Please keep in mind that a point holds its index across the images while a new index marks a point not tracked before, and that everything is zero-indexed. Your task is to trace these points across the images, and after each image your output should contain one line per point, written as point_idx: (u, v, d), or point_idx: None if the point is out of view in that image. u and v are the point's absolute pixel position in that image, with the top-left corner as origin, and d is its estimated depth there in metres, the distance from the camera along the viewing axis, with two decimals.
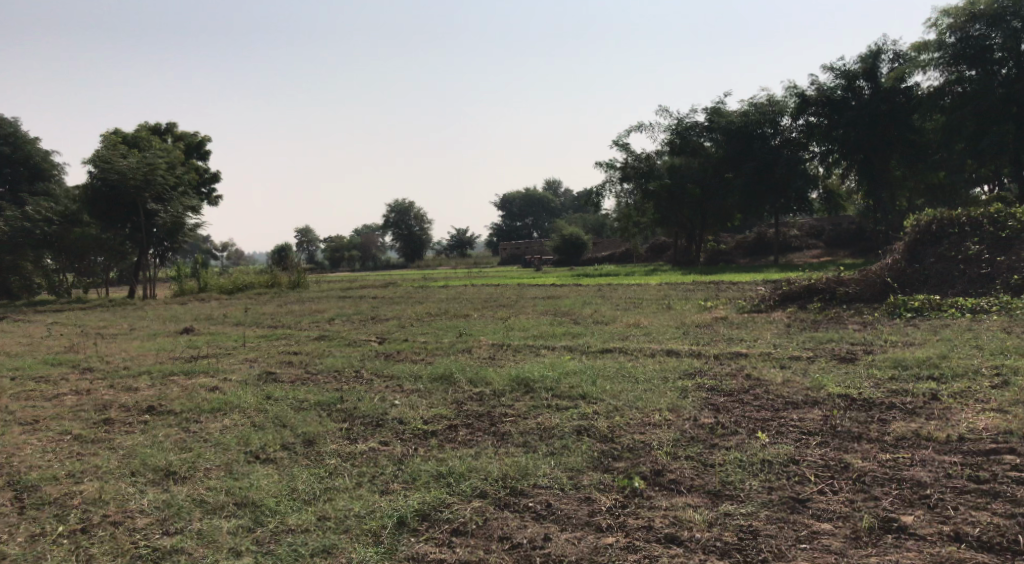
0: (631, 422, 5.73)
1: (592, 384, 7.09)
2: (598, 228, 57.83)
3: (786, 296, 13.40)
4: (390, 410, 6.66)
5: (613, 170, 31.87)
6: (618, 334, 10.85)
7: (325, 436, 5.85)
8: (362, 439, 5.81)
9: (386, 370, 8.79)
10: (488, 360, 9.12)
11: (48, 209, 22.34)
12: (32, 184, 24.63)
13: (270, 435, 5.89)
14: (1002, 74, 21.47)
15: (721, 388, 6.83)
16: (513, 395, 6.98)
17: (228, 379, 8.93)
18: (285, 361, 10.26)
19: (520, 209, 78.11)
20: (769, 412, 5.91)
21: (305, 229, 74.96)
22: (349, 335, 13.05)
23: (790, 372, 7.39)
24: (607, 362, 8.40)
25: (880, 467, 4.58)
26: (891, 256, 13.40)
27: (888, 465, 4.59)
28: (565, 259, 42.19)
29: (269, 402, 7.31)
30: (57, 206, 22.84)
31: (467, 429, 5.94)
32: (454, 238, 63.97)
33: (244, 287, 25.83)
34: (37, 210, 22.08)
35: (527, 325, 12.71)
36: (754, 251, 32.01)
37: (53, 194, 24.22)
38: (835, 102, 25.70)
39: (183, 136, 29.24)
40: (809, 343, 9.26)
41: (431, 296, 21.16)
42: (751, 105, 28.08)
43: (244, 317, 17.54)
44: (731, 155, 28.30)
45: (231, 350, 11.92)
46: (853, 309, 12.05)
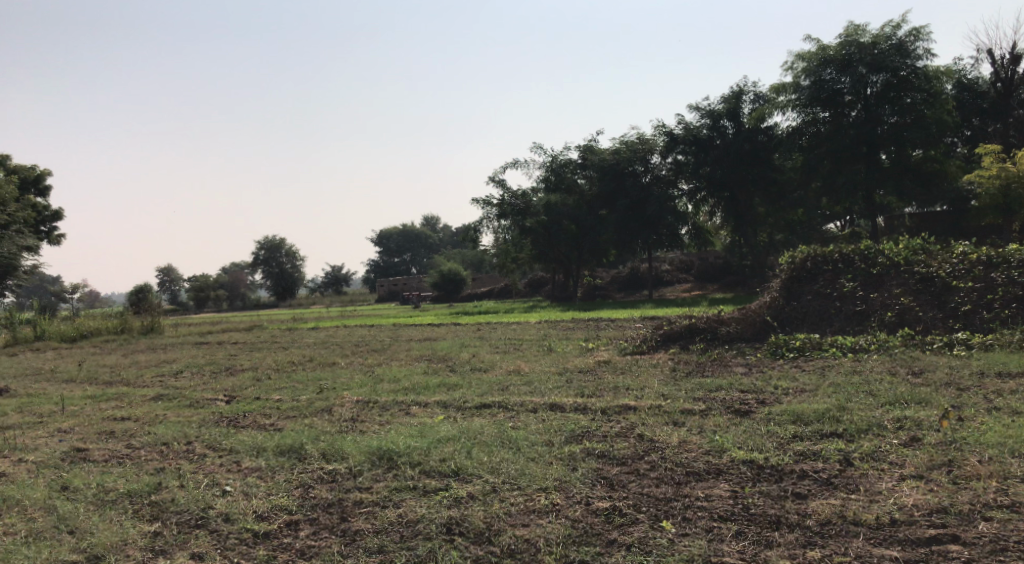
0: (512, 508, 4.77)
1: (467, 456, 6.05)
2: (477, 263, 57.15)
3: (667, 336, 12.95)
4: (215, 501, 5.38)
5: (490, 206, 31.28)
6: (498, 384, 9.87)
7: (118, 549, 4.57)
8: (169, 552, 4.57)
9: (225, 441, 7.39)
10: (350, 424, 7.86)
11: None
12: None
13: (42, 552, 4.56)
14: (852, 117, 22.48)
15: (612, 454, 5.98)
16: (371, 473, 5.85)
17: (24, 460, 7.27)
18: (105, 430, 8.57)
19: (397, 244, 76.30)
20: (670, 487, 5.10)
21: (167, 269, 70.21)
22: (193, 393, 11.41)
23: (685, 430, 6.65)
24: (484, 423, 7.36)
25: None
26: (769, 293, 13.19)
27: None
28: (443, 296, 41.17)
29: (62, 495, 5.83)
30: None
31: (311, 529, 4.79)
32: (329, 275, 61.63)
33: (87, 334, 23.10)
34: None
35: (399, 375, 11.49)
36: (629, 286, 32.20)
37: None
38: (701, 140, 26.30)
39: (16, 171, 26.29)
40: (700, 392, 8.61)
41: (298, 340, 19.47)
42: (622, 143, 28.35)
43: (77, 373, 15.30)
44: (604, 192, 28.41)
45: (45, 417, 10.00)
46: (736, 350, 11.70)
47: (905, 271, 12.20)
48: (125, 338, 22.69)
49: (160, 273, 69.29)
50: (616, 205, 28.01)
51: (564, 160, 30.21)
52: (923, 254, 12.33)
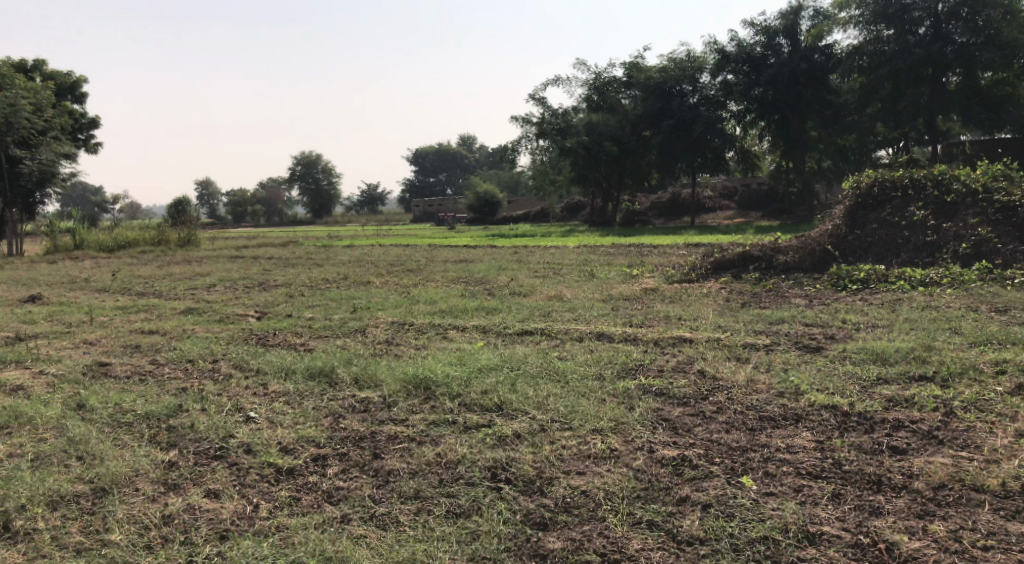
0: (565, 452, 4.25)
1: (511, 389, 5.49)
2: (514, 185, 56.37)
3: (718, 264, 12.19)
4: (237, 430, 4.91)
5: (529, 125, 30.14)
6: (540, 308, 9.32)
7: (128, 482, 4.12)
8: (180, 487, 4.10)
9: (253, 361, 6.94)
10: (384, 347, 7.38)
11: None
12: None
13: (45, 480, 4.10)
14: (919, 34, 20.75)
15: (673, 393, 5.37)
16: (407, 404, 5.33)
17: (44, 371, 6.88)
18: (132, 343, 8.16)
19: (433, 164, 75.43)
20: (743, 435, 4.53)
21: (205, 182, 70.30)
22: (224, 308, 11.02)
23: (751, 368, 6.01)
24: (527, 351, 6.81)
25: (945, 555, 3.32)
26: (831, 221, 12.26)
27: (950, 549, 3.34)
28: (479, 218, 40.47)
29: (77, 414, 5.36)
30: None
31: (339, 467, 4.30)
32: (365, 193, 61.25)
33: (125, 245, 22.96)
34: None
35: (434, 297, 10.95)
36: (669, 211, 31.21)
37: None
38: (754, 59, 24.71)
39: (54, 76, 25.75)
40: (760, 324, 7.92)
41: (333, 257, 19.04)
42: (670, 61, 26.76)
43: (111, 283, 15.06)
44: (649, 112, 27.10)
45: (72, 326, 9.66)
46: (793, 280, 10.89)
47: (984, 199, 11.18)
48: (163, 250, 22.52)
49: (199, 187, 69.31)
50: (661, 127, 26.73)
51: (609, 77, 28.83)
52: (1004, 181, 11.29)
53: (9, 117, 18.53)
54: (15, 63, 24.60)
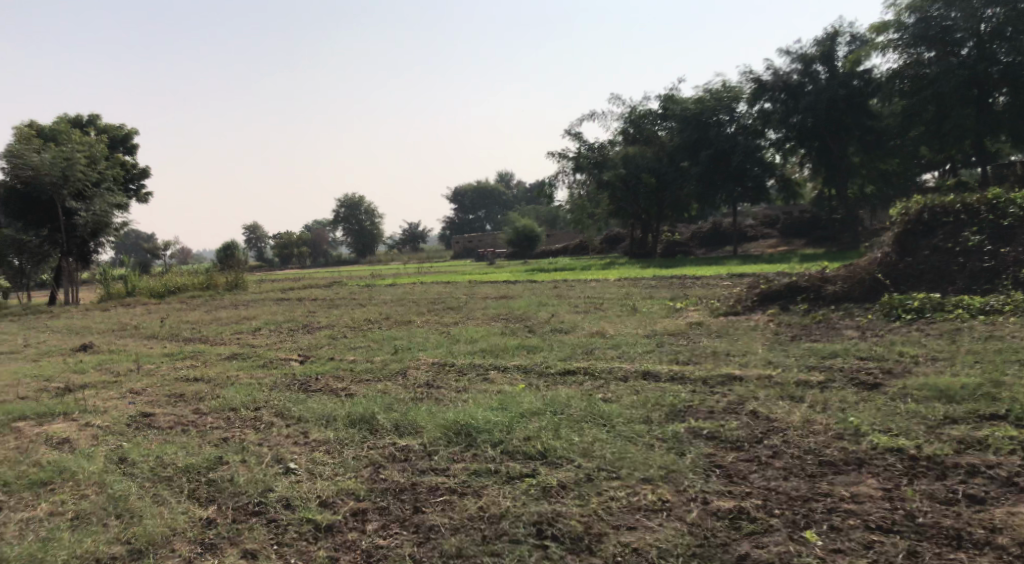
0: (613, 504, 4.21)
1: (554, 435, 5.29)
2: (554, 219, 56.40)
3: (765, 296, 11.88)
4: (275, 483, 4.80)
5: (566, 160, 30.16)
6: (582, 346, 9.12)
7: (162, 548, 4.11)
8: (215, 552, 4.08)
9: (294, 408, 6.85)
10: (425, 391, 7.24)
11: None
12: None
13: (81, 547, 4.09)
14: (962, 56, 20.25)
15: (725, 436, 5.12)
16: (448, 453, 5.18)
17: (90, 423, 6.89)
18: (177, 392, 8.16)
19: (472, 201, 75.99)
20: (803, 482, 4.31)
21: (252, 226, 71.82)
22: (268, 352, 11.02)
23: (807, 407, 5.71)
24: (570, 393, 6.59)
25: None
26: (881, 249, 11.83)
27: None
28: (519, 253, 40.47)
29: (119, 468, 5.31)
30: None
31: (379, 522, 4.29)
32: (406, 232, 61.86)
33: (174, 290, 23.40)
34: None
35: (476, 336, 10.82)
36: (712, 241, 30.82)
37: None
38: (791, 87, 24.36)
39: (107, 130, 26.63)
40: (813, 359, 7.60)
41: (376, 297, 19.10)
42: (706, 91, 26.66)
43: (159, 329, 15.29)
44: (686, 143, 26.88)
45: (120, 375, 9.75)
46: (844, 311, 10.52)
47: None
48: (209, 294, 22.89)
49: (246, 231, 70.86)
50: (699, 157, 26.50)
51: (644, 110, 28.79)
52: None
53: (64, 171, 19.14)
54: (70, 118, 25.52)
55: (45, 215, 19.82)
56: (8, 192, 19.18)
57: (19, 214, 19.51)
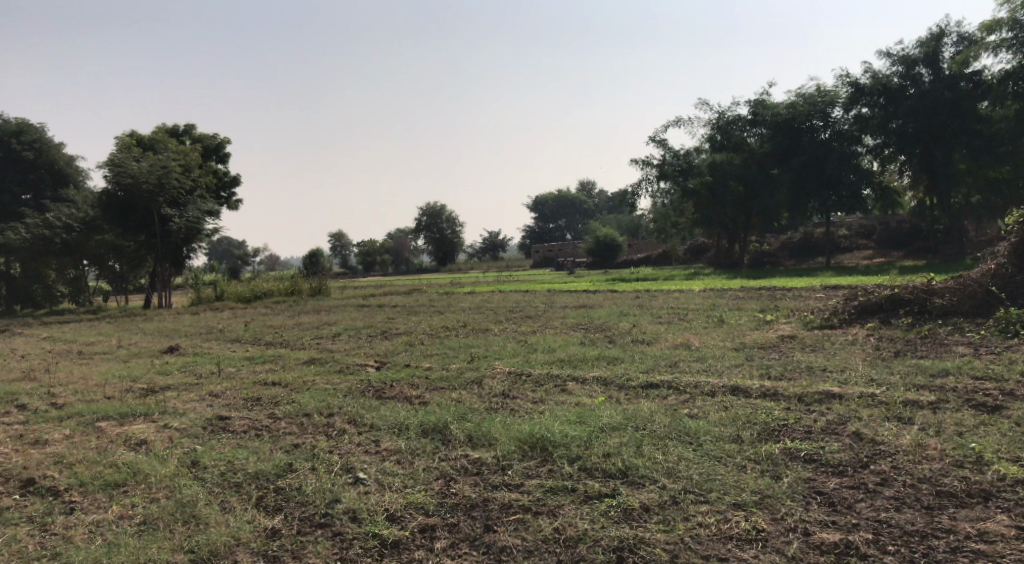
0: (701, 533, 3.95)
1: (636, 452, 4.95)
2: (635, 229, 55.58)
3: (862, 308, 11.17)
4: (343, 494, 4.64)
5: (650, 167, 29.62)
6: (664, 358, 8.70)
7: None
8: None
9: (368, 416, 6.72)
10: (500, 401, 6.98)
11: (68, 216, 21.37)
12: (56, 192, 23.31)
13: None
14: None
15: (824, 459, 4.67)
16: (521, 467, 4.92)
17: (170, 424, 6.94)
18: (254, 396, 8.17)
19: (553, 210, 75.76)
20: (919, 516, 3.94)
21: (338, 234, 73.60)
22: (346, 358, 11.03)
23: (918, 430, 5.17)
24: (652, 408, 6.21)
25: None
26: (994, 259, 10.88)
27: None
28: (599, 263, 39.95)
29: (190, 473, 5.26)
30: (77, 213, 21.85)
31: (448, 539, 4.16)
32: (487, 240, 62.17)
33: (262, 295, 24.03)
34: (57, 218, 21.11)
35: (554, 345, 10.54)
36: (800, 252, 29.62)
37: (73, 201, 22.87)
38: (891, 91, 23.16)
39: (200, 139, 27.67)
40: (920, 378, 6.96)
41: (454, 304, 19.06)
42: (799, 96, 25.69)
43: (244, 332, 15.62)
44: (776, 150, 25.92)
45: (202, 378, 9.88)
46: (952, 326, 9.74)
47: None
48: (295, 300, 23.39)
49: (331, 239, 72.69)
50: (790, 164, 25.53)
51: (733, 116, 28.00)
52: None
53: (161, 177, 19.97)
54: (168, 129, 26.60)
55: (142, 222, 20.62)
56: (110, 199, 20.03)
57: (119, 219, 20.30)
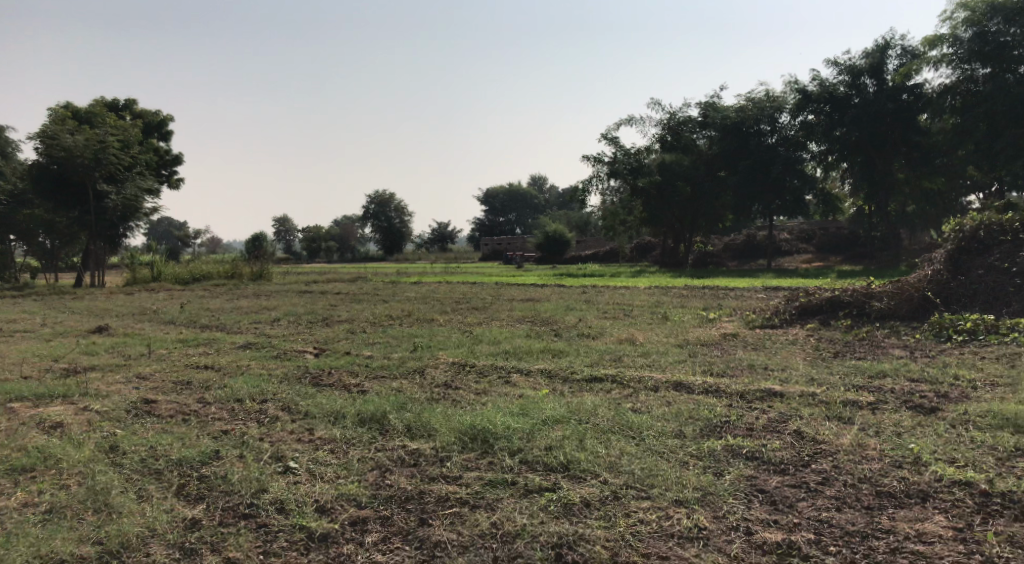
0: (642, 530, 3.86)
1: (579, 445, 4.84)
2: (584, 225, 55.87)
3: (804, 309, 11.31)
4: (271, 483, 4.42)
5: (601, 164, 29.72)
6: (609, 352, 8.64)
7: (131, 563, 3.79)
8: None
9: (303, 402, 6.48)
10: (441, 392, 6.80)
11: None
12: None
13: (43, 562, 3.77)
14: (1018, 73, 19.30)
15: (766, 456, 4.63)
16: (461, 459, 4.76)
17: (90, 407, 6.56)
18: (185, 379, 7.82)
19: (503, 203, 75.66)
20: (859, 517, 3.91)
21: (283, 219, 72.15)
22: (284, 343, 10.70)
23: (858, 429, 5.18)
24: (596, 401, 6.13)
25: None
26: (931, 265, 11.12)
27: None
28: (547, 258, 39.99)
29: (109, 458, 4.96)
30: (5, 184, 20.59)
31: (379, 533, 3.98)
32: (435, 231, 61.70)
33: (200, 277, 23.30)
34: None
35: (499, 337, 10.38)
36: (743, 254, 30.11)
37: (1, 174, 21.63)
38: (837, 99, 23.62)
39: (142, 114, 26.65)
40: (859, 378, 7.04)
41: (399, 294, 18.76)
42: (748, 101, 26.01)
43: (179, 315, 15.06)
44: (724, 153, 26.22)
45: (130, 359, 9.44)
46: (889, 328, 9.92)
47: None
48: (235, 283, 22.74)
49: (277, 223, 71.19)
50: (737, 167, 25.87)
51: (684, 117, 28.29)
52: None
53: (97, 153, 19.17)
54: (107, 102, 25.59)
55: (76, 198, 19.76)
56: (42, 172, 19.13)
57: (52, 194, 19.36)
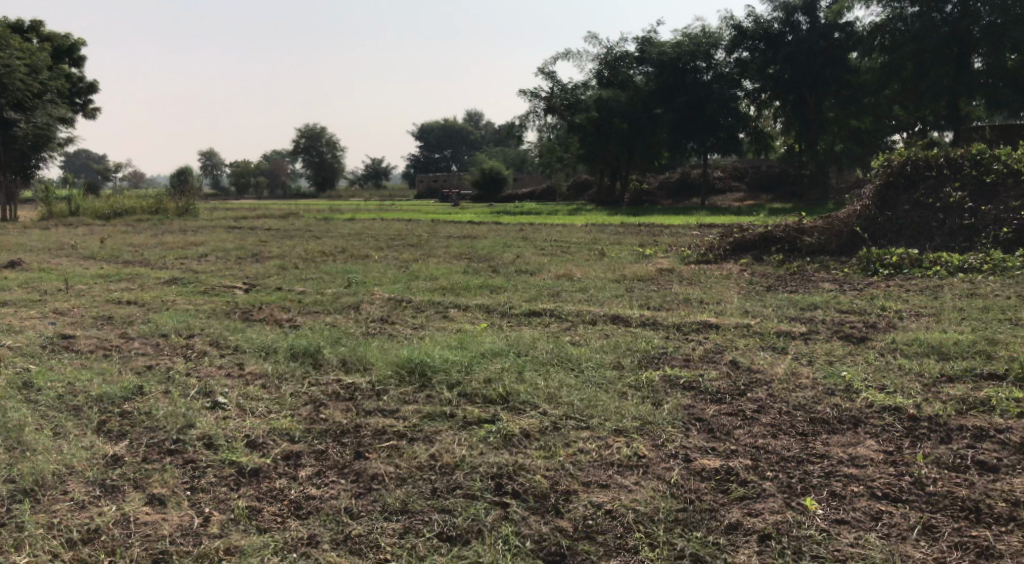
0: (582, 458, 3.84)
1: (518, 378, 4.79)
2: (521, 163, 55.47)
3: (737, 245, 11.48)
4: (199, 418, 4.24)
5: (537, 99, 29.26)
6: (547, 287, 8.60)
7: (47, 501, 3.59)
8: (116, 502, 3.59)
9: (233, 338, 6.24)
10: (377, 327, 6.65)
11: None
12: None
13: None
14: (945, 13, 19.62)
15: (703, 387, 4.67)
16: (399, 392, 4.65)
17: (1, 344, 6.16)
18: (105, 314, 7.44)
19: (438, 140, 74.42)
20: (794, 443, 3.98)
21: (210, 154, 69.43)
22: (212, 279, 10.32)
23: (791, 359, 5.28)
24: (535, 334, 6.09)
25: None
26: (859, 202, 11.36)
27: None
28: (484, 196, 39.66)
29: (21, 395, 4.67)
30: None
31: (314, 468, 3.86)
32: (369, 168, 60.39)
33: (122, 212, 22.26)
34: None
35: (435, 273, 10.22)
36: (678, 193, 30.40)
37: None
38: (771, 36, 23.78)
39: (51, 37, 24.88)
40: (791, 310, 7.18)
41: (332, 230, 18.30)
42: (684, 36, 25.62)
43: (99, 250, 14.36)
44: (660, 89, 26.02)
45: (45, 295, 8.93)
46: (819, 263, 10.14)
47: None
48: (159, 219, 21.83)
49: (203, 158, 68.49)
50: (673, 104, 25.79)
51: (621, 52, 28.03)
52: None
53: (1, 78, 17.68)
54: (11, 23, 23.80)
55: None
56: None
57: None
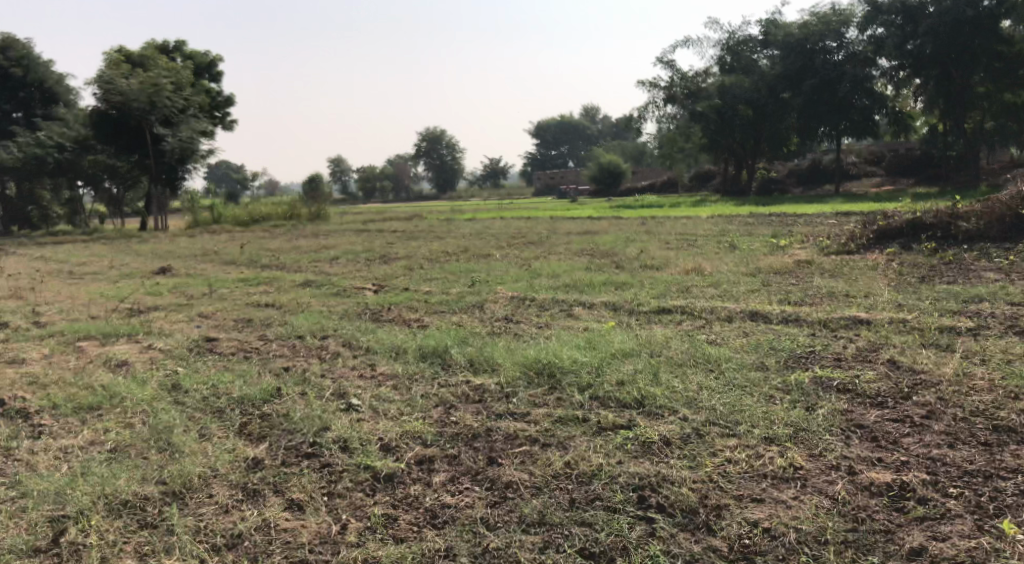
0: (731, 470, 3.57)
1: (653, 379, 4.54)
2: (639, 156, 54.53)
3: (882, 233, 10.65)
4: (333, 421, 4.26)
5: (656, 90, 28.62)
6: (675, 283, 8.26)
7: (194, 504, 3.67)
8: (258, 507, 3.64)
9: (363, 338, 6.31)
10: (503, 326, 6.56)
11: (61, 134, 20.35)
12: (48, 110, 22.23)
13: (108, 503, 3.68)
14: None
15: (860, 390, 4.24)
16: (528, 395, 4.51)
17: (154, 346, 6.51)
18: (245, 317, 7.75)
19: (555, 137, 74.39)
20: (978, 455, 3.54)
21: (338, 160, 72.44)
22: (342, 281, 10.61)
23: (960, 358, 4.75)
24: (668, 333, 5.80)
25: None
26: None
27: None
28: (603, 191, 39.22)
29: (171, 397, 4.86)
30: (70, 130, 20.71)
31: (447, 473, 3.78)
32: (487, 168, 61.15)
33: (260, 219, 23.49)
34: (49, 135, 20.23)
35: (558, 271, 10.06)
36: (809, 180, 28.87)
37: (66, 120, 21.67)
38: (910, 9, 21.72)
39: (193, 56, 26.61)
40: (951, 303, 6.52)
41: (454, 230, 18.53)
42: (812, 15, 24.44)
43: (239, 255, 15.15)
44: (786, 73, 24.63)
45: (192, 299, 9.44)
46: (978, 251, 9.24)
47: None
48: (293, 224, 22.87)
49: (331, 165, 71.55)
50: (800, 88, 24.37)
51: (743, 37, 26.99)
52: None
53: (150, 97, 18.97)
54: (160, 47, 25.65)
55: (135, 141, 19.99)
56: (102, 117, 19.35)
57: (110, 136, 19.65)
